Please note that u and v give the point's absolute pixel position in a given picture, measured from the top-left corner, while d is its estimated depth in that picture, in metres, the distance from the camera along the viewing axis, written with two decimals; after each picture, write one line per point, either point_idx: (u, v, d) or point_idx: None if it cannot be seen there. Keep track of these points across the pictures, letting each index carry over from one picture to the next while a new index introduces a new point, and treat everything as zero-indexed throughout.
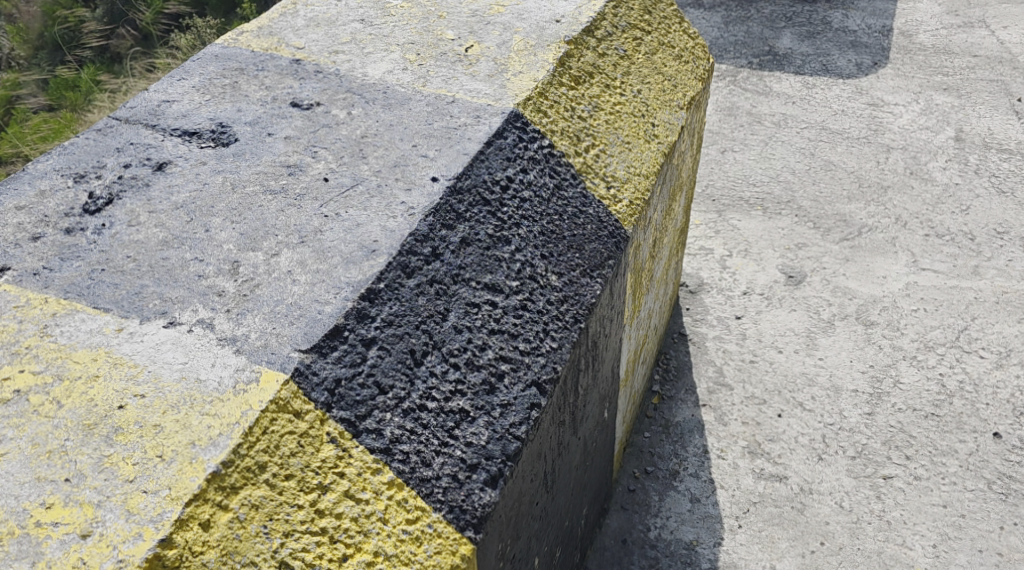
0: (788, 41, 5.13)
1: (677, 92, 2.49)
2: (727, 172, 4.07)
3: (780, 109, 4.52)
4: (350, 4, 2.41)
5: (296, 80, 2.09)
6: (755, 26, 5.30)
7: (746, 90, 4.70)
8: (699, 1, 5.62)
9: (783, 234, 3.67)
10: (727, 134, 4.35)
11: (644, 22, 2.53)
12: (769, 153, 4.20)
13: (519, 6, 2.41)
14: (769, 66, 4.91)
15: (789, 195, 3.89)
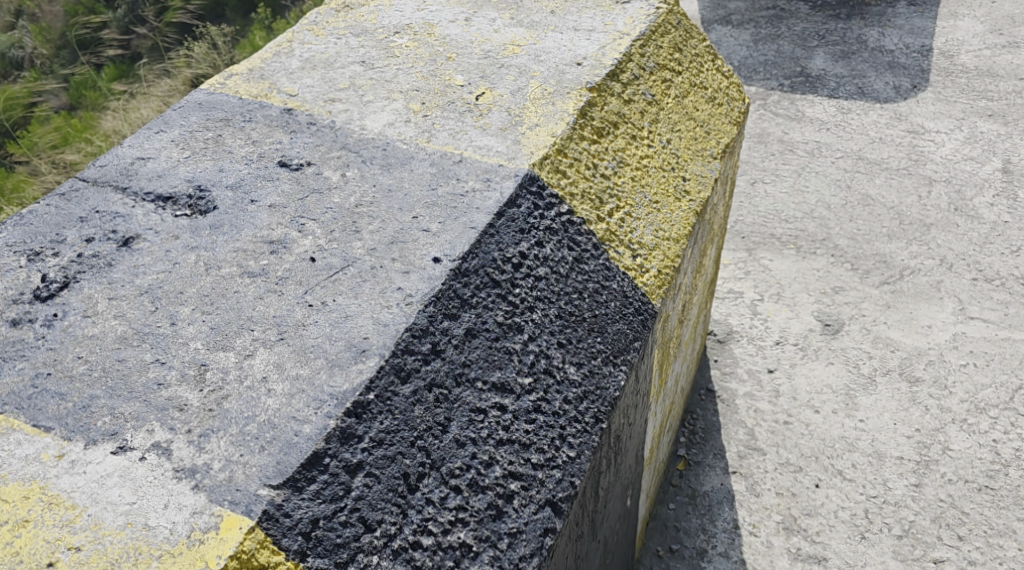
0: (821, 61, 4.87)
1: (710, 141, 2.27)
2: (758, 206, 3.83)
3: (814, 136, 4.27)
4: (350, 44, 2.20)
5: (287, 135, 1.88)
6: (786, 45, 5.05)
7: (777, 114, 4.46)
8: (726, 17, 5.37)
9: (819, 277, 3.43)
10: (757, 163, 4.11)
11: (674, 61, 2.31)
12: (803, 184, 3.95)
13: (536, 45, 2.19)
14: (801, 88, 4.66)
15: (824, 232, 3.65)
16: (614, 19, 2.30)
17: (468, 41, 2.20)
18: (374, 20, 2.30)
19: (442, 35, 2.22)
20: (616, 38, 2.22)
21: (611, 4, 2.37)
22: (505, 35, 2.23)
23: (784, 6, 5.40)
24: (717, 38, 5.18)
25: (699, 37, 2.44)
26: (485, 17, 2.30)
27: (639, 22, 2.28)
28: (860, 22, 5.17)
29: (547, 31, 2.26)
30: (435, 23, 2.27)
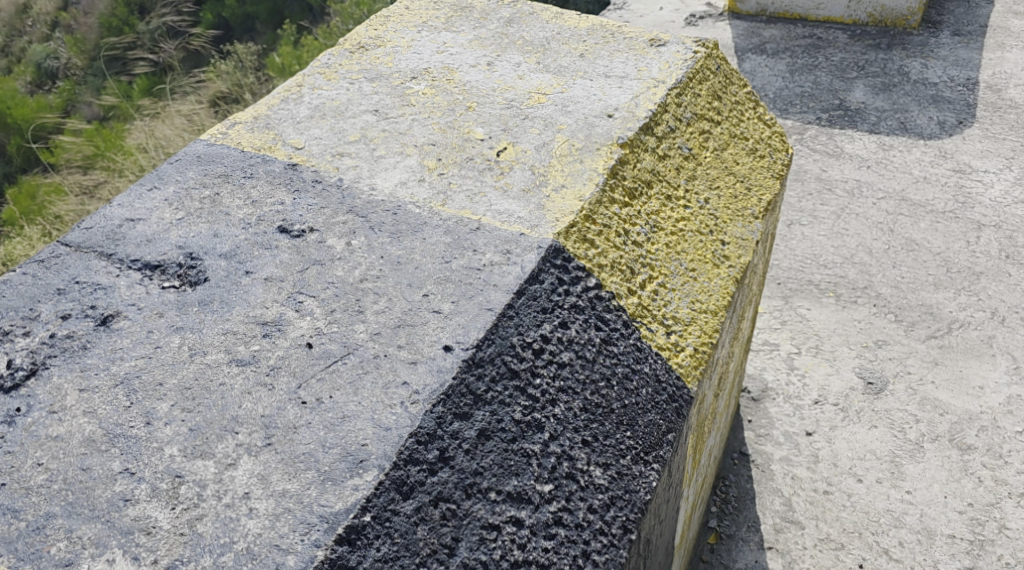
0: (861, 94, 4.64)
1: (752, 198, 2.09)
2: (794, 249, 3.63)
3: (853, 175, 4.07)
4: (364, 90, 2.05)
5: (290, 196, 1.74)
6: (823, 76, 4.80)
7: (815, 150, 4.25)
8: (761, 47, 5.10)
9: (860, 330, 3.22)
10: (794, 203, 3.91)
11: (712, 111, 2.14)
12: (842, 227, 3.74)
13: (564, 94, 2.03)
14: (839, 123, 4.45)
15: (866, 278, 3.45)
16: (647, 65, 2.14)
17: (490, 88, 2.05)
18: (390, 63, 2.15)
19: (462, 81, 2.06)
20: (650, 87, 2.05)
21: (645, 48, 2.22)
22: (530, 82, 2.07)
23: (821, 34, 5.14)
24: (750, 68, 4.93)
25: (739, 83, 2.27)
26: (509, 61, 2.15)
27: (674, 69, 2.12)
28: (902, 52, 4.91)
29: (576, 77, 2.09)
30: (455, 67, 2.12)
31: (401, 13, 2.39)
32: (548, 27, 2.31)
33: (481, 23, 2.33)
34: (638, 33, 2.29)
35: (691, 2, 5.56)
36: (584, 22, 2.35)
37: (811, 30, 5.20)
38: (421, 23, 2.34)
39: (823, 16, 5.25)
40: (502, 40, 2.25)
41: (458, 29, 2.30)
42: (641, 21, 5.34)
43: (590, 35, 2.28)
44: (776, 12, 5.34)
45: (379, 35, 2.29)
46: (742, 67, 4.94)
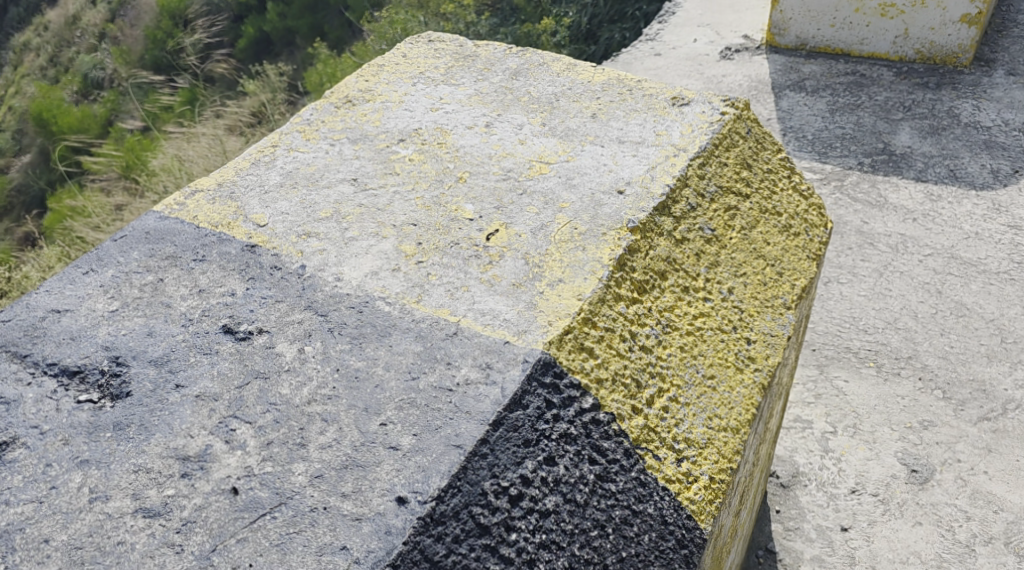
0: (907, 138, 4.09)
1: (784, 284, 1.82)
2: (833, 311, 3.30)
3: (899, 227, 3.66)
4: (344, 154, 1.82)
5: (243, 284, 1.50)
6: (867, 117, 4.23)
7: (855, 200, 3.82)
8: (800, 83, 4.49)
9: (903, 408, 2.90)
10: (834, 258, 3.56)
11: (741, 183, 1.88)
12: (885, 287, 3.40)
13: (570, 163, 1.78)
14: (884, 169, 3.95)
15: (910, 347, 3.12)
16: (668, 129, 1.89)
17: (487, 152, 1.80)
18: (378, 121, 1.92)
19: (454, 144, 1.82)
20: (668, 156, 1.80)
21: (665, 108, 1.97)
22: (532, 145, 1.82)
23: (865, 71, 4.49)
24: (787, 107, 4.36)
25: (773, 148, 2.01)
26: (509, 119, 1.90)
27: (698, 135, 1.87)
28: (952, 92, 4.29)
29: (586, 141, 1.85)
30: (448, 127, 1.87)
31: (397, 62, 2.15)
32: (557, 80, 2.07)
33: (484, 74, 2.08)
34: (660, 88, 2.04)
35: (727, 33, 4.92)
36: (600, 74, 2.09)
37: (853, 66, 4.55)
38: (417, 73, 2.10)
39: (868, 49, 4.57)
40: (505, 94, 2.00)
41: (456, 81, 2.06)
42: (671, 55, 4.80)
43: (605, 90, 2.03)
44: (816, 45, 4.67)
45: (369, 87, 2.05)
46: (778, 105, 4.37)
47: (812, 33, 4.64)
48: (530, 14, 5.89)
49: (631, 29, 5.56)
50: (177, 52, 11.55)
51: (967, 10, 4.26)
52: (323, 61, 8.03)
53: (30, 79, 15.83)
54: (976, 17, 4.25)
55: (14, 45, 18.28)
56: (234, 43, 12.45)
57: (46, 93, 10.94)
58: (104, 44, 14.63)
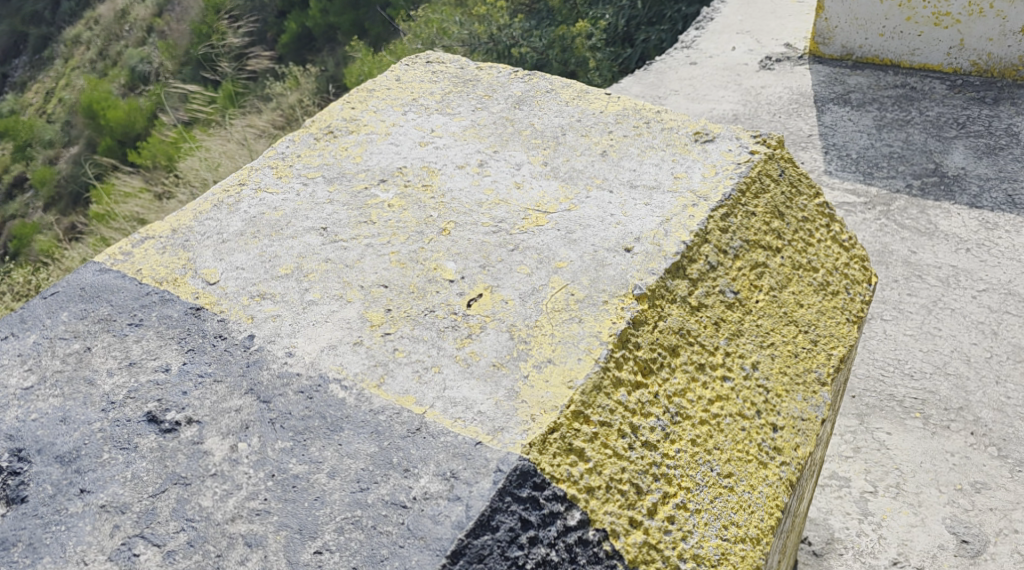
0: (962, 157, 3.45)
1: (819, 354, 1.58)
2: (876, 351, 2.83)
3: (951, 259, 3.07)
4: (316, 196, 1.60)
5: (182, 356, 1.29)
6: (917, 134, 3.61)
7: (903, 226, 3.23)
8: (845, 97, 3.86)
9: (952, 467, 2.48)
10: (879, 294, 3.01)
11: (771, 236, 1.63)
12: (935, 326, 2.87)
13: (572, 212, 1.54)
14: (935, 194, 3.33)
15: (961, 397, 2.66)
16: (687, 172, 1.66)
17: (478, 196, 1.57)
18: (359, 157, 1.70)
19: (441, 186, 1.59)
20: (686, 205, 1.57)
21: (686, 145, 1.73)
22: (531, 188, 1.59)
23: (915, 84, 3.85)
24: (830, 123, 3.72)
25: (809, 192, 1.76)
26: (506, 156, 1.68)
27: (722, 180, 1.64)
28: (1008, 108, 3.65)
29: (594, 184, 1.62)
30: (437, 166, 1.65)
31: (389, 86, 1.93)
32: (565, 110, 1.84)
33: (484, 102, 1.86)
34: (681, 121, 1.80)
35: (767, 41, 4.33)
36: (614, 104, 1.86)
37: (902, 78, 3.90)
38: (411, 100, 1.88)
39: (918, 60, 3.93)
40: (505, 127, 1.77)
41: (453, 110, 1.84)
42: (704, 66, 4.25)
43: (618, 123, 1.80)
44: (863, 55, 4.03)
45: (355, 116, 1.83)
46: (819, 121, 3.74)
47: (858, 41, 4.01)
48: (564, 17, 5.24)
49: (671, 30, 4.89)
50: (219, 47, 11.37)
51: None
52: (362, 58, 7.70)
53: (83, 73, 15.89)
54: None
55: (66, 38, 18.36)
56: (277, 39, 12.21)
57: (91, 87, 10.92)
58: (152, 37, 14.56)
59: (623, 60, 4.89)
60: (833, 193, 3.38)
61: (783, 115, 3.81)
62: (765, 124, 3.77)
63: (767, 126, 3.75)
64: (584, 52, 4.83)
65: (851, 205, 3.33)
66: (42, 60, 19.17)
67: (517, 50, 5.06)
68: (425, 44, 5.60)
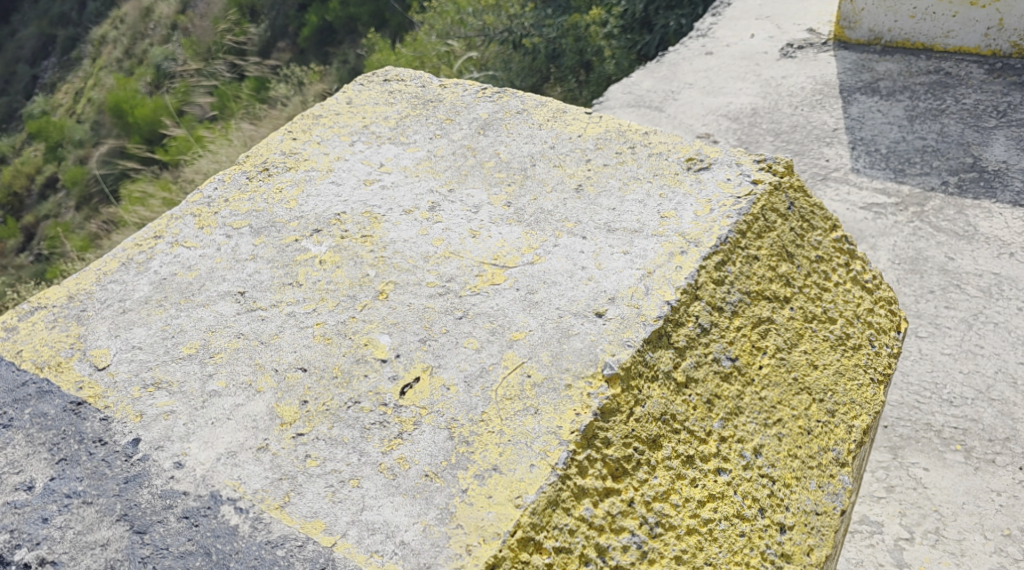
0: (1003, 149, 2.74)
1: (837, 427, 1.33)
2: (905, 376, 2.14)
3: (992, 265, 2.39)
4: (238, 251, 1.35)
5: (49, 470, 1.07)
6: (953, 123, 2.88)
7: (936, 228, 2.53)
8: (874, 83, 3.14)
9: (999, 508, 1.86)
10: (912, 307, 2.31)
11: (777, 284, 1.38)
12: (976, 343, 2.18)
13: (536, 266, 1.29)
14: (974, 193, 2.62)
15: (1010, 427, 2.00)
16: (677, 209, 1.41)
17: (426, 247, 1.33)
18: (293, 201, 1.45)
19: (382, 237, 1.34)
20: (673, 251, 1.32)
21: (677, 175, 1.49)
22: (490, 236, 1.35)
23: (951, 69, 3.11)
24: (855, 114, 3.01)
25: (824, 225, 1.50)
26: (462, 195, 1.44)
27: (718, 219, 1.38)
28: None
29: (565, 228, 1.37)
30: (381, 210, 1.40)
31: (337, 111, 1.69)
32: (537, 135, 1.59)
33: (445, 128, 1.62)
34: (672, 145, 1.56)
35: (789, 27, 3.58)
36: (595, 125, 1.61)
37: (935, 62, 3.16)
38: (361, 126, 1.64)
39: (954, 44, 3.17)
40: (464, 159, 1.53)
41: (407, 139, 1.59)
42: (720, 54, 3.52)
43: (598, 148, 1.55)
44: (892, 40, 3.28)
45: (295, 148, 1.59)
46: (841, 110, 3.04)
47: (885, 24, 3.26)
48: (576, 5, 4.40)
49: (693, 13, 3.96)
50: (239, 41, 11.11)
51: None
52: (380, 49, 7.30)
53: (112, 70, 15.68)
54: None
55: (94, 37, 18.20)
56: (298, 32, 11.87)
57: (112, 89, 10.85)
58: (175, 34, 14.32)
59: (641, 48, 4.07)
60: (857, 193, 2.71)
61: (805, 107, 3.11)
62: (784, 119, 3.08)
63: (785, 121, 3.07)
64: (598, 43, 4.10)
65: (879, 207, 2.65)
66: (72, 60, 19.06)
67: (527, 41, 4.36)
68: (438, 36, 4.94)
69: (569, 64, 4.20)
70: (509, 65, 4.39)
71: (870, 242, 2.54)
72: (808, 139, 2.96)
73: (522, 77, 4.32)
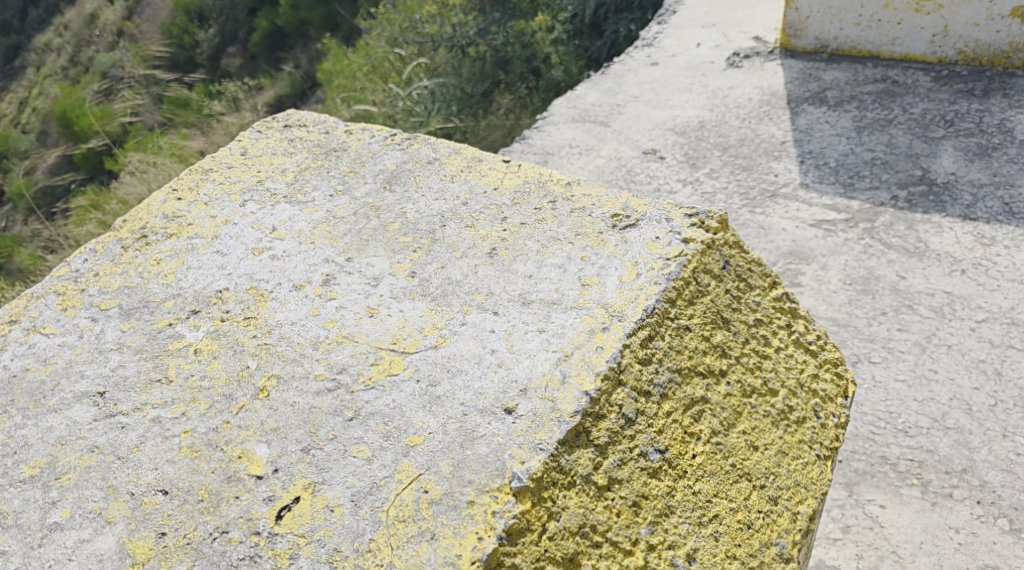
0: (949, 161, 2.58)
1: (781, 517, 1.20)
2: (858, 406, 1.96)
3: (943, 283, 2.22)
4: (103, 338, 1.19)
5: None
6: (901, 134, 2.72)
7: (888, 246, 2.36)
8: (822, 95, 2.96)
9: (959, 547, 1.73)
10: (862, 329, 2.15)
11: (711, 355, 1.25)
12: (930, 369, 2.02)
13: (441, 350, 1.15)
14: (922, 207, 2.46)
15: (965, 457, 1.85)
16: (600, 274, 1.27)
17: (317, 330, 1.17)
18: (171, 274, 1.28)
19: (268, 319, 1.19)
20: (593, 327, 1.18)
21: (601, 235, 1.35)
22: (390, 315, 1.20)
23: (898, 77, 2.95)
24: (803, 126, 2.84)
25: (761, 284, 1.37)
26: (361, 264, 1.28)
27: (644, 286, 1.25)
28: (1002, 100, 2.75)
29: (475, 302, 1.22)
30: (268, 286, 1.24)
31: (230, 164, 1.52)
32: (449, 189, 1.45)
33: (348, 182, 1.47)
34: (596, 198, 1.42)
35: (735, 35, 3.39)
36: (513, 176, 1.47)
37: (882, 70, 2.99)
38: (255, 182, 1.48)
39: (900, 52, 3.01)
40: (366, 220, 1.38)
41: (304, 196, 1.44)
42: (666, 66, 3.30)
43: (516, 204, 1.41)
44: (838, 48, 3.11)
45: (179, 210, 1.41)
46: (789, 122, 2.86)
47: (831, 32, 3.09)
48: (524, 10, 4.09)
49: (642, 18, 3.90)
50: (185, 49, 10.84)
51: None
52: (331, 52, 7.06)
53: (53, 79, 15.11)
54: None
55: (38, 45, 17.59)
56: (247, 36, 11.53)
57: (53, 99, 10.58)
58: (122, 41, 13.94)
59: (591, 55, 3.90)
60: (806, 210, 2.52)
61: (753, 120, 2.92)
62: (731, 133, 2.88)
63: (732, 134, 2.88)
64: (546, 50, 3.85)
65: (828, 223, 2.46)
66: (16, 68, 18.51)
67: (473, 49, 4.00)
68: (387, 43, 4.63)
69: (517, 72, 3.92)
70: (459, 71, 4.05)
71: (820, 261, 2.36)
72: (755, 154, 2.77)
73: (474, 84, 3.96)
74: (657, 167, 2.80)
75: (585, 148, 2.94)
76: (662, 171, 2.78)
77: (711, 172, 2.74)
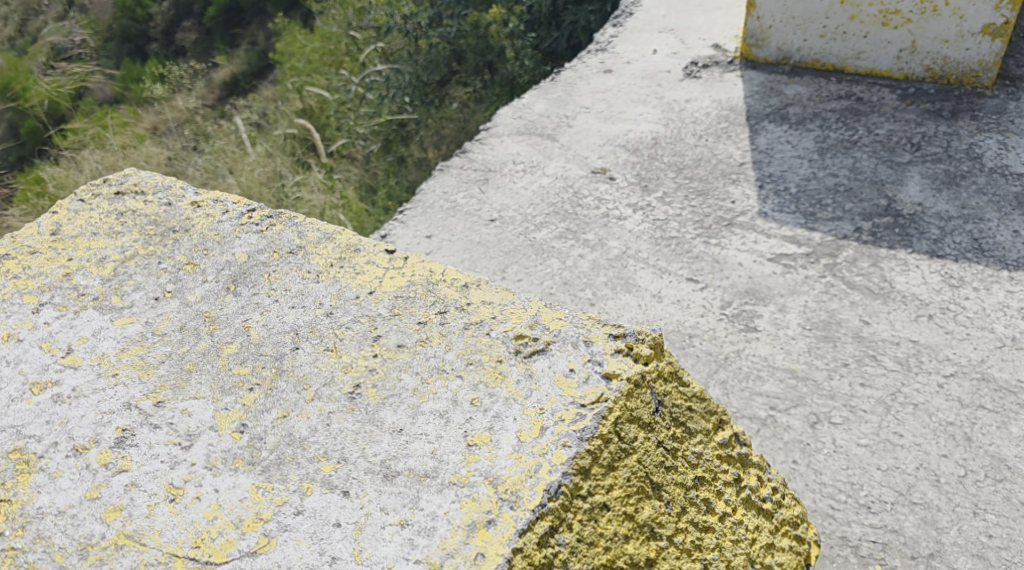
0: (915, 190, 2.14)
1: None
2: (815, 475, 1.57)
3: (909, 330, 1.80)
4: None
5: None
6: (867, 159, 2.25)
7: (850, 286, 1.91)
8: (786, 111, 2.46)
9: None
10: (822, 384, 1.71)
11: (638, 542, 0.97)
12: (895, 437, 1.61)
13: (257, 560, 0.88)
14: (888, 239, 2.02)
15: (931, 540, 1.48)
16: (493, 429, 0.97)
17: (93, 524, 0.90)
18: None
19: (31, 507, 0.92)
20: (474, 520, 0.90)
21: (499, 364, 1.04)
22: (198, 497, 0.92)
23: (863, 94, 2.47)
24: (763, 145, 2.35)
25: (704, 428, 1.07)
26: (176, 411, 0.98)
27: (549, 451, 0.95)
28: (970, 123, 2.31)
29: (320, 474, 0.93)
30: (41, 448, 0.96)
31: (34, 249, 1.19)
32: (311, 292, 1.13)
33: (181, 279, 1.14)
34: (497, 309, 1.11)
35: (694, 40, 2.84)
36: (395, 274, 1.16)
37: (846, 86, 2.51)
38: (60, 276, 1.15)
39: (865, 67, 2.53)
40: (194, 341, 1.06)
41: (120, 301, 1.11)
42: (620, 73, 2.74)
43: (394, 316, 1.10)
44: (801, 61, 2.60)
45: None
46: (748, 141, 2.36)
47: (793, 45, 2.58)
48: None
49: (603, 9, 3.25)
50: None
51: (996, 13, 2.30)
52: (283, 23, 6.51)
53: None
54: (1006, 25, 2.30)
55: None
56: None
57: None
58: None
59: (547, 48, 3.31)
60: (764, 241, 2.05)
61: (710, 137, 2.41)
62: (687, 151, 2.37)
63: (688, 153, 2.36)
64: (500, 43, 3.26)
65: (788, 258, 2.00)
66: None
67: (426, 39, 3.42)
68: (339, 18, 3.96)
69: (471, 64, 3.37)
70: (415, 58, 3.45)
71: (778, 302, 1.90)
72: (712, 176, 2.27)
73: (430, 72, 3.42)
74: (606, 190, 2.26)
75: (528, 164, 2.39)
76: (612, 194, 2.25)
77: (664, 197, 2.22)
